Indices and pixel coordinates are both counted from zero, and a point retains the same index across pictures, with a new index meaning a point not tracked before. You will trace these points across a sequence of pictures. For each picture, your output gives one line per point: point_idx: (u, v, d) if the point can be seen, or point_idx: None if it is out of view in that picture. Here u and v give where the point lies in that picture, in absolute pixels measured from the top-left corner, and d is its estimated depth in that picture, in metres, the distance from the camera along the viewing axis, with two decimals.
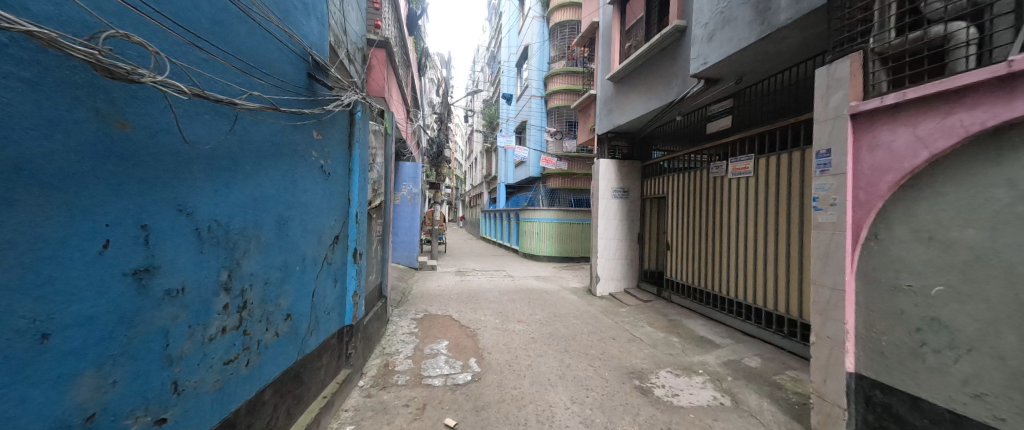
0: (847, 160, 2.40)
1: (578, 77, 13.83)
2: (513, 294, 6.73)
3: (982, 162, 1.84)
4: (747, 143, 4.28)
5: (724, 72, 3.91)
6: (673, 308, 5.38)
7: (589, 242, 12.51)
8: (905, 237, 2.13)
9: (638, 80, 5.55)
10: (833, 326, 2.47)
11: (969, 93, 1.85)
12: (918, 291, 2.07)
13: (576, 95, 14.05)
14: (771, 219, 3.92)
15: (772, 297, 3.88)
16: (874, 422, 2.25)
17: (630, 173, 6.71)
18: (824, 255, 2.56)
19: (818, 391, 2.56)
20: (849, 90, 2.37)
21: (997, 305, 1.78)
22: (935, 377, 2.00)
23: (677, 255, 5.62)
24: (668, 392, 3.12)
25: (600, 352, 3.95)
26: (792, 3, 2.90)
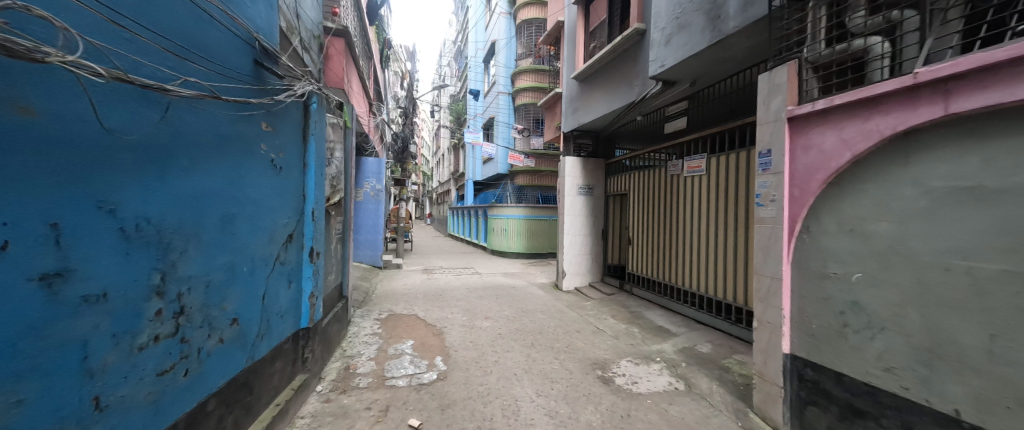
0: (785, 160, 2.62)
1: (545, 74, 13.96)
2: (481, 290, 6.72)
3: (893, 162, 2.08)
4: (701, 143, 4.54)
5: (680, 75, 4.11)
6: (635, 301, 5.61)
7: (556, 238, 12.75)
8: (833, 230, 2.36)
9: (602, 80, 5.70)
10: (773, 312, 2.69)
11: (883, 100, 2.08)
12: (842, 278, 2.31)
13: (543, 92, 14.20)
14: (721, 214, 4.18)
15: (722, 286, 4.15)
16: (806, 397, 2.49)
17: (594, 170, 6.90)
18: (766, 247, 2.78)
19: (760, 372, 2.79)
20: (786, 95, 2.58)
21: (903, 288, 2.02)
22: (855, 354, 2.24)
23: (638, 250, 5.86)
24: (628, 380, 3.27)
25: (565, 345, 4.05)
26: (738, 12, 3.11)
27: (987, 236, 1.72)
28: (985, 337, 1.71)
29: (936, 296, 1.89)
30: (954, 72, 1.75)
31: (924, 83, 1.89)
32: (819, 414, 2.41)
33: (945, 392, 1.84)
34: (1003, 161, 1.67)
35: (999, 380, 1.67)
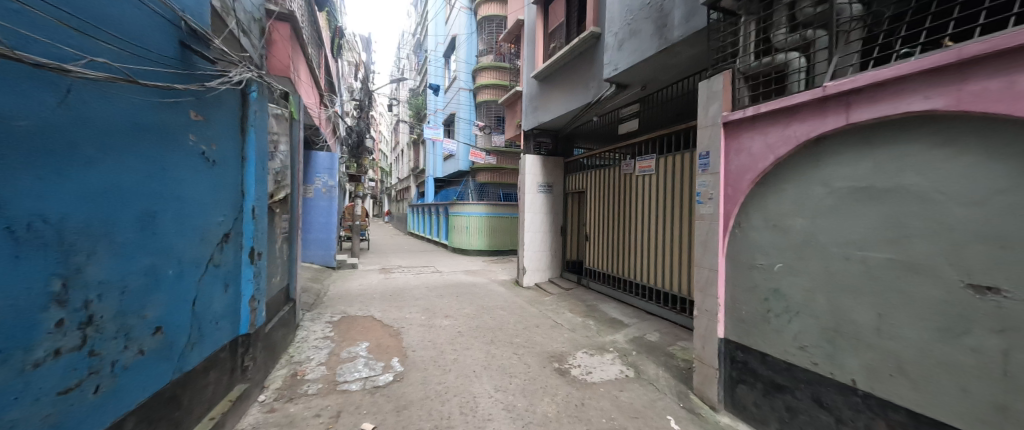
0: (721, 161, 2.87)
1: (506, 72, 14.04)
2: (441, 289, 6.63)
3: (806, 165, 2.35)
4: (651, 144, 4.81)
5: (631, 79, 4.32)
6: (591, 294, 5.84)
7: (518, 235, 12.90)
8: (760, 225, 2.63)
9: (560, 80, 5.84)
10: (711, 300, 2.95)
11: (799, 110, 2.35)
12: (767, 268, 2.59)
13: (504, 90, 14.27)
14: (668, 211, 4.46)
15: (669, 279, 4.44)
16: (736, 377, 2.76)
17: (554, 168, 7.06)
18: (705, 241, 3.03)
19: (699, 356, 3.03)
20: (722, 102, 2.82)
21: (814, 276, 2.30)
22: (776, 336, 2.52)
23: (595, 245, 6.11)
24: (583, 371, 3.41)
25: (523, 340, 4.13)
26: (682, 22, 3.33)
27: (876, 229, 2.01)
28: (874, 316, 2.01)
29: (839, 282, 2.17)
30: (852, 87, 2.03)
31: (831, 96, 2.16)
32: (748, 391, 2.67)
33: (845, 365, 2.13)
34: (888, 166, 1.96)
35: (885, 352, 1.97)
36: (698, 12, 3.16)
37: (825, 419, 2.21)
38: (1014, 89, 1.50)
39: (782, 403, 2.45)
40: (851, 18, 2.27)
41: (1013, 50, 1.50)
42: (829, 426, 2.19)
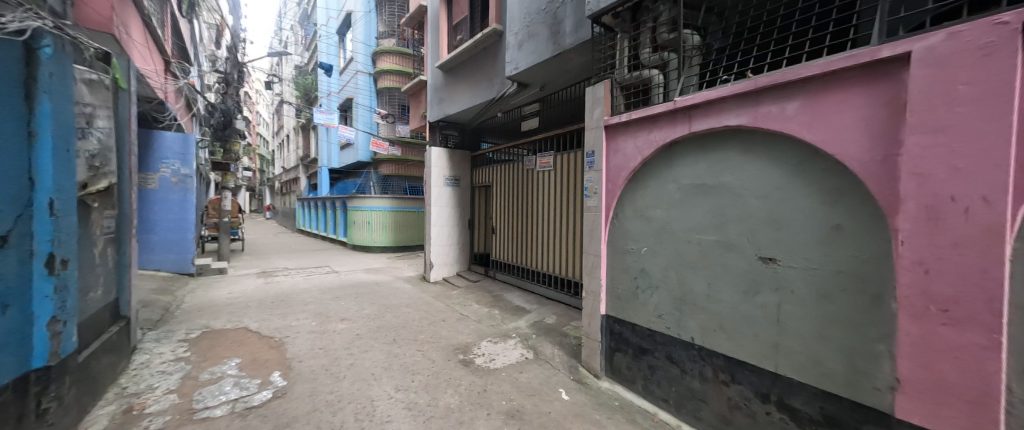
0: (603, 160, 3.28)
1: (409, 59, 13.51)
2: (337, 291, 6.05)
3: (663, 165, 2.85)
4: (549, 142, 5.17)
5: (531, 79, 4.57)
6: (497, 285, 6.07)
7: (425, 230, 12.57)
8: (633, 216, 3.10)
9: (465, 74, 5.82)
10: (596, 282, 3.36)
11: (659, 118, 2.83)
12: (637, 252, 3.07)
13: (408, 77, 13.71)
14: (563, 204, 4.88)
15: (563, 266, 4.90)
16: (614, 346, 3.22)
17: (461, 162, 7.05)
18: (592, 231, 3.43)
19: (587, 332, 3.44)
20: (603, 108, 3.21)
21: (668, 256, 2.82)
22: (642, 308, 3.01)
23: (501, 238, 6.34)
24: (486, 359, 3.53)
25: (427, 335, 4.06)
26: (572, 32, 3.65)
27: (707, 218, 2.56)
28: (706, 285, 2.56)
29: (684, 260, 2.70)
30: (693, 102, 2.54)
31: (679, 109, 2.67)
32: (622, 357, 3.14)
33: (688, 326, 2.67)
34: (715, 167, 2.50)
35: (712, 312, 2.52)
36: (585, 25, 3.51)
37: (675, 371, 2.74)
38: (786, 113, 2.11)
39: (646, 363, 2.94)
40: (693, 47, 2.81)
41: (786, 85, 2.09)
42: (677, 377, 2.72)
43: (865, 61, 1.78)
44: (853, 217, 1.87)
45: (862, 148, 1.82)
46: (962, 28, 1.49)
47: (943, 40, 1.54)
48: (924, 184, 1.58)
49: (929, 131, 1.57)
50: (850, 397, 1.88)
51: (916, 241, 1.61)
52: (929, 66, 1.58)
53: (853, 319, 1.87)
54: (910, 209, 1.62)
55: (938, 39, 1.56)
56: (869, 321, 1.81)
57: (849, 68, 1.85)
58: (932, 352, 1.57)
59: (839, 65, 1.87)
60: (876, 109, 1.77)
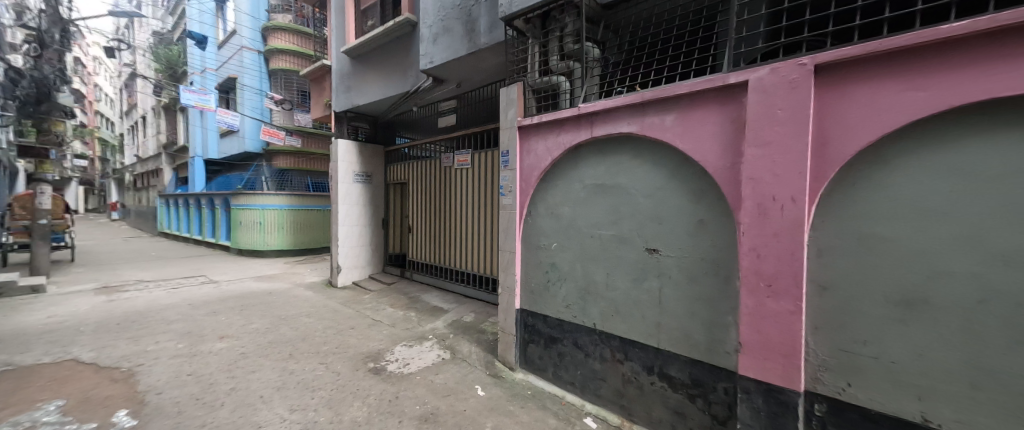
0: (517, 159, 3.40)
1: (308, 40, 12.28)
2: (217, 304, 5.12)
3: (570, 166, 3.07)
4: (466, 139, 5.16)
5: (446, 75, 4.49)
6: (414, 286, 5.86)
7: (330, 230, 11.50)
8: (544, 213, 3.28)
9: (375, 63, 5.45)
10: (511, 278, 3.48)
11: (566, 123, 3.04)
12: (548, 248, 3.26)
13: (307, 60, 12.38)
14: (479, 202, 4.93)
15: (480, 264, 4.97)
16: (528, 338, 3.39)
17: (372, 157, 6.62)
18: (507, 228, 3.53)
19: (503, 327, 3.54)
20: (516, 109, 3.33)
21: (574, 251, 3.06)
22: (552, 300, 3.22)
23: (418, 237, 6.13)
24: (400, 364, 3.37)
25: (331, 346, 3.70)
26: (486, 31, 3.69)
27: (606, 216, 2.83)
28: (605, 275, 2.84)
29: (587, 253, 2.96)
30: (594, 109, 2.79)
31: (583, 115, 2.90)
32: (535, 348, 3.32)
33: (591, 314, 2.94)
34: (612, 169, 2.79)
35: (610, 300, 2.81)
36: (498, 26, 3.59)
37: (580, 356, 3.00)
38: (665, 124, 2.45)
39: (556, 351, 3.16)
40: (594, 59, 3.08)
41: (665, 99, 2.43)
42: (582, 361, 2.98)
43: (719, 85, 2.17)
44: (711, 213, 2.27)
45: (717, 157, 2.21)
46: (779, 65, 1.93)
47: (767, 73, 1.97)
48: (757, 187, 2.00)
49: (760, 145, 1.99)
50: (710, 361, 2.29)
51: (752, 232, 2.03)
52: (759, 93, 2.00)
53: (711, 297, 2.28)
54: (748, 206, 2.04)
55: (764, 73, 1.98)
56: (722, 297, 2.22)
57: (707, 90, 2.24)
58: (762, 319, 2.00)
59: (701, 87, 2.25)
60: (727, 124, 2.18)
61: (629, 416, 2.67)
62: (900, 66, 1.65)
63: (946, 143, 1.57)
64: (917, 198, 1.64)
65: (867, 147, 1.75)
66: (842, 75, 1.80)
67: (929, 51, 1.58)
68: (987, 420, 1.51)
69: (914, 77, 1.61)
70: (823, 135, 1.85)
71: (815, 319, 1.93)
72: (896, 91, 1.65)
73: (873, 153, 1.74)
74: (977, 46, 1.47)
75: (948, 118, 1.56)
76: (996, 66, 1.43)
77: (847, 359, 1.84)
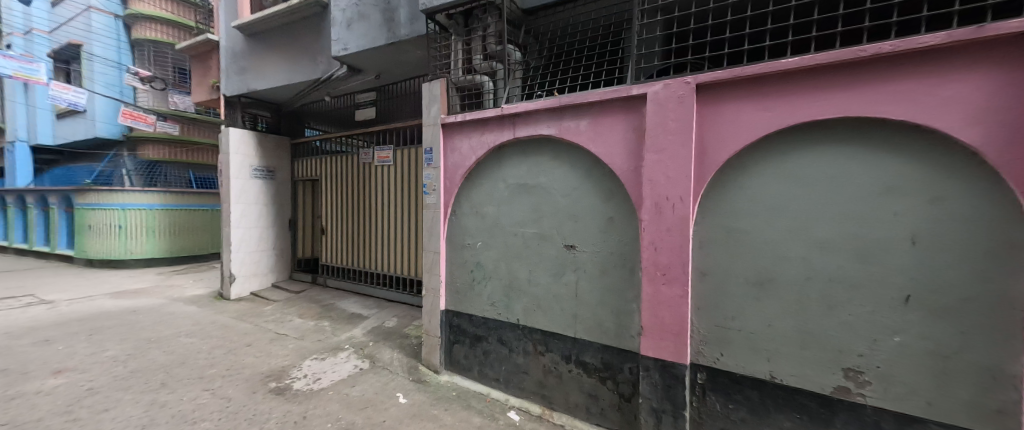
0: (440, 157, 3.32)
1: (186, 9, 10.46)
2: (53, 330, 4.02)
3: (494, 166, 3.11)
4: (388, 134, 4.88)
5: (363, 64, 4.19)
6: (328, 293, 5.37)
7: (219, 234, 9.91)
8: (469, 212, 3.27)
9: (279, 44, 4.84)
10: (436, 278, 3.40)
11: (489, 122, 3.06)
12: (473, 247, 3.26)
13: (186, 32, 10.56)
14: (400, 201, 4.72)
15: (402, 265, 4.77)
16: (454, 338, 3.35)
17: (276, 149, 6.04)
18: (431, 227, 3.43)
19: (427, 329, 3.44)
20: (439, 106, 3.25)
21: (498, 249, 3.11)
22: (477, 298, 3.24)
23: (332, 239, 5.68)
24: (309, 380, 3.04)
25: (221, 368, 3.18)
26: (407, 23, 3.53)
27: (528, 214, 2.93)
28: (528, 271, 2.95)
29: (511, 251, 3.03)
30: (516, 111, 2.85)
31: (505, 116, 2.95)
32: (460, 348, 3.31)
33: (515, 310, 3.01)
34: (533, 169, 2.90)
35: (532, 295, 2.92)
36: (419, 19, 3.46)
37: (504, 352, 3.06)
38: (579, 128, 2.63)
39: (481, 349, 3.18)
40: (515, 61, 3.15)
41: (580, 105, 2.61)
42: (506, 356, 3.05)
43: (624, 95, 2.40)
44: (619, 211, 2.51)
45: (623, 160, 2.45)
46: (670, 82, 2.21)
47: (661, 88, 2.24)
48: (654, 188, 2.26)
49: (656, 151, 2.26)
50: (618, 345, 2.53)
51: (651, 228, 2.29)
52: (655, 105, 2.27)
53: (619, 287, 2.51)
54: (647, 205, 2.29)
55: (659, 87, 2.25)
56: (628, 287, 2.47)
57: (614, 99, 2.46)
58: (658, 304, 2.28)
59: (609, 96, 2.46)
60: (630, 131, 2.42)
61: (550, 404, 2.82)
62: (756, 90, 2.02)
63: (785, 155, 1.97)
64: (767, 198, 2.03)
65: (734, 156, 2.10)
66: (716, 94, 2.14)
67: (774, 80, 1.96)
68: (812, 371, 1.93)
69: (764, 99, 1.99)
70: (704, 144, 2.18)
71: (698, 302, 2.26)
72: (753, 110, 2.03)
73: (738, 161, 2.10)
74: (805, 79, 1.88)
75: (785, 133, 1.97)
76: (815, 95, 1.85)
77: (721, 333, 2.19)
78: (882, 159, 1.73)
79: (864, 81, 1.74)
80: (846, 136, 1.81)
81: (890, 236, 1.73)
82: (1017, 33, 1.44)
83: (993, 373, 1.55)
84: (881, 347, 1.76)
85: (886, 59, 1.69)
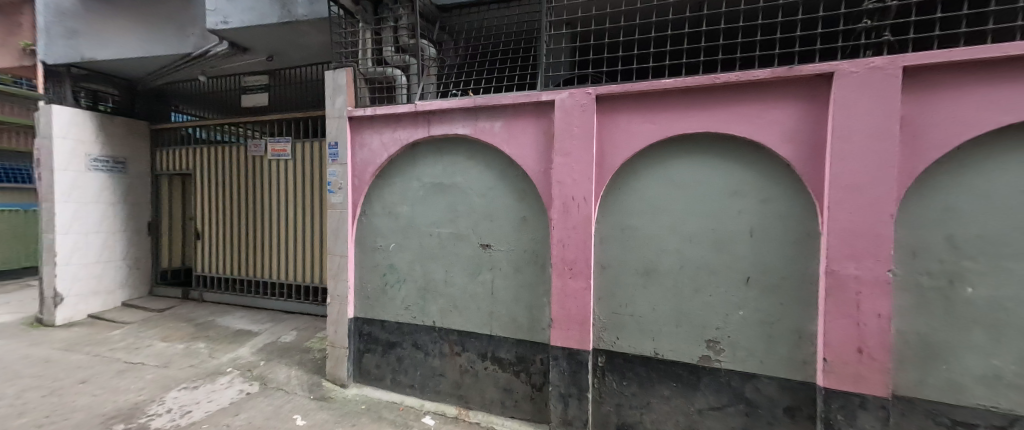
0: (347, 153, 3.06)
1: None
2: None
3: (407, 163, 2.99)
4: (285, 124, 4.34)
5: (251, 42, 3.66)
6: (205, 310, 4.60)
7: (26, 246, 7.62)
8: (380, 212, 3.09)
9: (131, 6, 3.95)
10: (342, 285, 3.13)
11: (402, 119, 2.93)
12: (385, 248, 3.08)
13: None
14: (298, 201, 4.32)
15: (302, 272, 4.34)
16: (363, 347, 3.14)
17: (127, 138, 5.00)
18: (336, 229, 3.14)
19: (332, 341, 3.15)
20: (346, 97, 2.99)
21: (413, 250, 2.99)
22: (390, 302, 3.08)
23: (210, 245, 4.92)
24: (175, 415, 2.52)
25: (37, 416, 2.45)
26: (305, 2, 3.18)
27: (444, 214, 2.88)
28: (443, 272, 2.90)
29: (426, 252, 2.95)
30: (430, 108, 2.78)
31: (419, 113, 2.86)
32: (371, 357, 3.11)
33: (430, 312, 2.94)
34: (448, 169, 2.86)
35: (448, 296, 2.89)
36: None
37: (419, 356, 2.97)
38: (494, 129, 2.67)
39: (394, 356, 3.04)
40: (430, 58, 3.08)
41: (494, 107, 2.65)
42: (421, 360, 2.96)
43: (534, 101, 2.52)
44: (530, 210, 2.63)
45: (534, 162, 2.57)
46: (574, 91, 2.39)
47: (567, 96, 2.41)
48: (562, 189, 2.43)
49: (563, 155, 2.42)
50: (531, 338, 2.65)
51: (560, 226, 2.45)
52: (562, 112, 2.43)
53: (531, 283, 2.64)
54: (556, 205, 2.45)
55: (565, 95, 2.41)
56: (539, 282, 2.61)
57: (526, 103, 2.57)
58: (566, 296, 2.45)
59: (521, 100, 2.55)
60: (540, 135, 2.55)
61: (466, 404, 2.82)
62: (644, 105, 2.30)
63: (665, 162, 2.30)
64: (652, 199, 2.33)
65: (627, 162, 2.37)
66: (612, 106, 2.38)
67: (657, 97, 2.26)
68: (685, 345, 2.29)
69: (650, 113, 2.28)
70: (603, 150, 2.41)
71: (599, 292, 2.49)
72: (641, 122, 2.31)
73: (630, 165, 2.38)
74: (679, 99, 2.21)
75: (665, 143, 2.29)
76: (687, 113, 2.19)
77: (617, 318, 2.45)
78: (730, 168, 2.14)
79: (719, 103, 2.11)
80: (708, 148, 2.19)
81: (736, 230, 2.15)
82: (814, 76, 1.90)
83: (799, 333, 2.03)
84: (731, 320, 2.17)
85: (735, 87, 2.08)
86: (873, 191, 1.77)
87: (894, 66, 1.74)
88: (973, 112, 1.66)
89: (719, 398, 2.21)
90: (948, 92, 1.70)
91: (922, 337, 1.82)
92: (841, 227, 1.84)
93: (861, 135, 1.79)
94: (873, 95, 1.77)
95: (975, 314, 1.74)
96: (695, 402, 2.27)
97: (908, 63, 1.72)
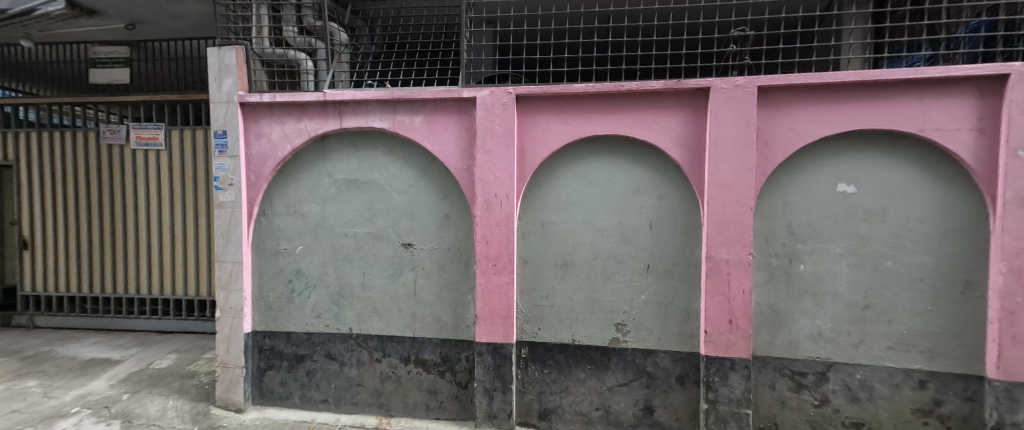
0: (239, 144, 2.65)
1: None
2: None
3: (316, 158, 2.71)
4: (156, 107, 3.62)
5: (103, 3, 2.99)
6: (40, 339, 3.64)
7: None
8: (282, 211, 2.76)
9: None
10: (234, 296, 2.71)
11: (308, 107, 2.64)
12: (289, 251, 2.77)
13: None
14: (175, 200, 3.66)
15: (183, 284, 3.70)
16: (265, 365, 2.81)
17: None
18: (226, 231, 2.70)
19: (223, 361, 2.72)
20: (236, 79, 2.60)
21: (324, 252, 2.74)
22: (297, 311, 2.78)
23: (44, 258, 3.89)
24: None
25: None
26: None
27: (361, 213, 2.69)
28: (360, 275, 2.71)
29: (339, 253, 2.72)
30: (343, 98, 2.55)
31: (329, 102, 2.60)
32: (274, 374, 2.80)
33: (346, 318, 2.73)
34: (364, 164, 2.68)
35: (366, 300, 2.71)
36: None
37: (334, 367, 2.74)
38: (414, 124, 2.57)
39: (303, 370, 2.77)
40: (340, 43, 2.84)
41: (413, 100, 2.55)
42: (336, 372, 2.74)
43: (455, 97, 2.48)
44: (453, 208, 2.59)
45: (457, 158, 2.53)
46: (495, 90, 2.41)
47: (488, 94, 2.42)
48: (484, 186, 2.44)
49: (485, 152, 2.43)
50: (455, 337, 2.63)
51: (483, 222, 2.46)
52: (483, 110, 2.44)
53: (454, 281, 2.61)
54: (479, 202, 2.45)
55: (486, 93, 2.42)
56: (463, 279, 2.59)
57: (446, 99, 2.52)
58: (490, 292, 2.47)
59: (442, 96, 2.49)
60: (462, 132, 2.53)
61: (387, 412, 2.69)
62: (560, 106, 2.42)
63: (580, 161, 2.46)
64: (569, 196, 2.48)
65: (546, 160, 2.48)
66: (531, 106, 2.46)
67: (572, 100, 2.40)
68: (598, 330, 2.48)
69: (565, 115, 2.42)
70: (524, 149, 2.47)
71: (521, 286, 2.57)
72: (557, 123, 2.43)
73: (548, 164, 2.49)
74: (591, 103, 2.38)
75: (579, 143, 2.45)
76: (597, 116, 2.37)
77: (537, 310, 2.56)
78: (633, 168, 2.38)
79: (624, 109, 2.33)
80: (615, 149, 2.40)
81: (638, 223, 2.40)
82: (696, 89, 2.21)
83: (687, 311, 2.35)
84: (635, 304, 2.42)
85: (637, 94, 2.31)
86: (738, 190, 2.13)
87: (752, 85, 2.10)
88: (805, 126, 2.09)
89: (626, 375, 2.45)
90: (788, 109, 2.11)
91: (772, 307, 2.25)
92: (718, 218, 2.17)
93: (730, 142, 2.13)
94: (738, 109, 2.12)
95: (806, 284, 2.20)
96: (607, 381, 2.48)
97: (762, 83, 2.09)
